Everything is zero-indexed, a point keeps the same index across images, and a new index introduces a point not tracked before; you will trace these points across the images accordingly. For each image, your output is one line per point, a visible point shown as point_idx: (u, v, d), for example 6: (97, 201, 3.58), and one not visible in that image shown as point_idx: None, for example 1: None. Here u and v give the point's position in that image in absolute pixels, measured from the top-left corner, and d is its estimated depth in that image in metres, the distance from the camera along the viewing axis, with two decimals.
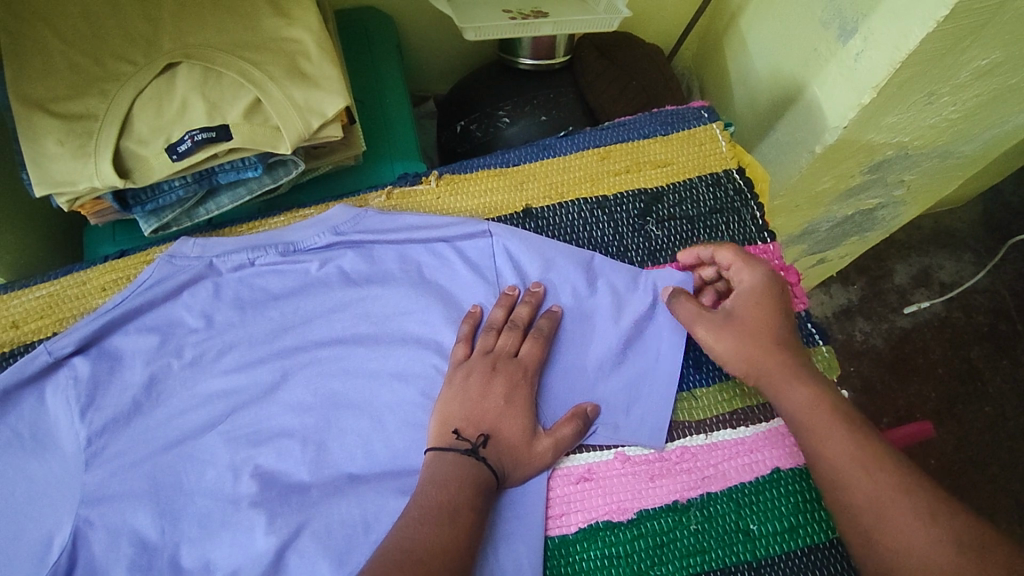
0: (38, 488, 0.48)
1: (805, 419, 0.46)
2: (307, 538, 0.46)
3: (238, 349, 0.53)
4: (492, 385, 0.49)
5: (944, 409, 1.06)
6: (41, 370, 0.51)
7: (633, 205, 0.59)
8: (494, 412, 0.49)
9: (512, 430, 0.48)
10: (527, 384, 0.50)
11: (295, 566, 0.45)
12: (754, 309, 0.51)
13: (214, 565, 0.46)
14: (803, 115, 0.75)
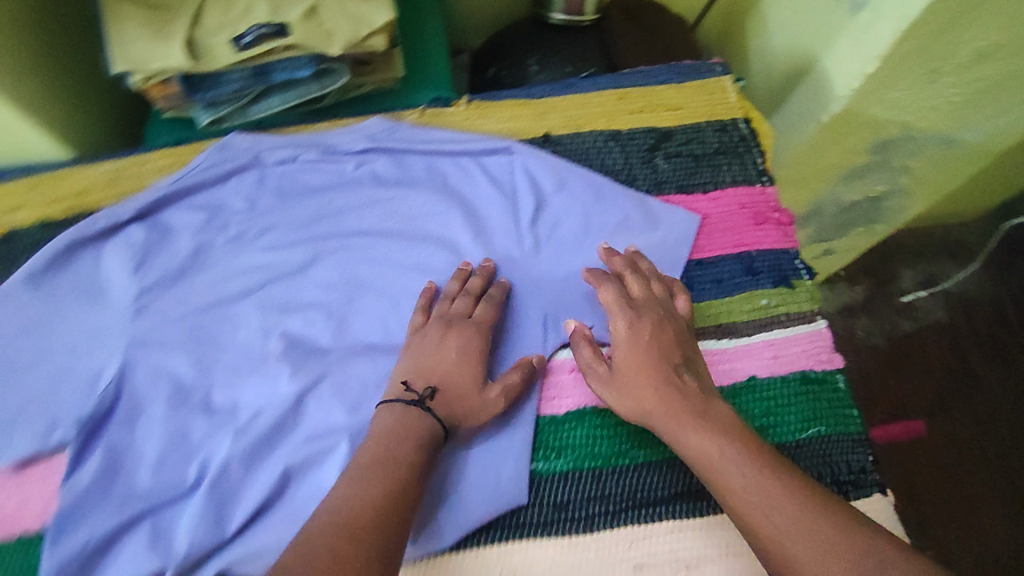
0: (92, 329, 0.55)
1: (708, 453, 0.44)
2: (326, 387, 0.52)
3: (277, 230, 0.58)
4: (443, 342, 0.51)
5: (938, 408, 1.09)
6: (104, 230, 0.57)
7: (644, 140, 0.63)
8: (442, 366, 0.50)
9: (461, 379, 0.50)
10: (475, 339, 0.52)
11: (314, 409, 0.51)
12: (636, 356, 0.50)
13: (241, 405, 0.51)
14: (813, 87, 0.79)
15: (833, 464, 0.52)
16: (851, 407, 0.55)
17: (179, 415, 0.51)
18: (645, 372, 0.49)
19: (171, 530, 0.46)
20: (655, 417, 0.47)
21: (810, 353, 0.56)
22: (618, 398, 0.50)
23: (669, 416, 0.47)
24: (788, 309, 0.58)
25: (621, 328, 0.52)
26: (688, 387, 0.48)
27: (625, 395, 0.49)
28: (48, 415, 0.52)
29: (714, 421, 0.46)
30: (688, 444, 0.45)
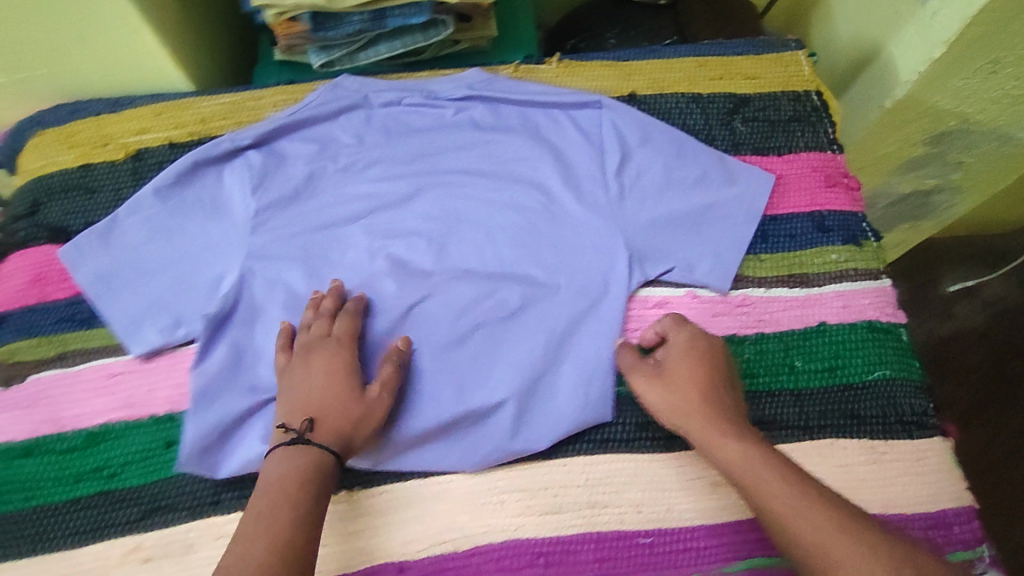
0: (212, 241, 0.59)
1: (743, 462, 0.47)
2: (432, 302, 0.57)
3: (382, 165, 0.63)
4: (306, 379, 0.51)
5: (973, 414, 1.12)
6: (227, 152, 0.61)
7: (723, 104, 0.67)
8: (311, 403, 0.50)
9: (335, 404, 0.50)
10: (333, 359, 0.52)
11: (421, 317, 0.57)
12: (687, 363, 0.52)
13: (352, 313, 0.57)
14: (878, 73, 0.82)
15: (896, 404, 0.56)
16: (913, 356, 0.59)
17: (296, 320, 0.57)
18: (693, 379, 0.52)
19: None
20: (693, 426, 0.50)
21: (878, 305, 0.60)
22: (661, 395, 0.52)
23: (704, 427, 0.50)
24: (856, 265, 0.61)
25: (677, 336, 0.54)
26: (728, 405, 0.51)
27: (670, 394, 0.52)
28: (171, 314, 0.57)
29: (746, 434, 0.49)
30: (722, 451, 0.48)
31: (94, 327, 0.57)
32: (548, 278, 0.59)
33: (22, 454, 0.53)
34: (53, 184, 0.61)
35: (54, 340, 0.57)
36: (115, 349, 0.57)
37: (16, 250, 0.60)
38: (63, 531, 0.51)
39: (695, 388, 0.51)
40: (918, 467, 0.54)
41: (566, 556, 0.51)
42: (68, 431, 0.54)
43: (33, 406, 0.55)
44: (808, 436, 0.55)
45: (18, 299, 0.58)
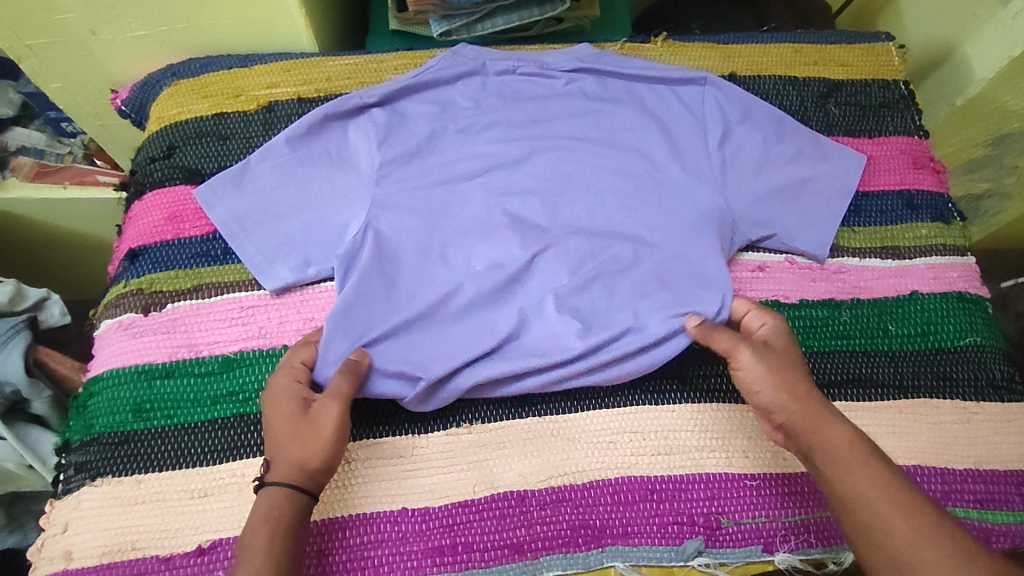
0: (339, 190, 0.63)
1: (836, 455, 0.46)
2: (553, 254, 0.61)
3: (497, 128, 0.67)
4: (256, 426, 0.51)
5: None
6: (354, 108, 0.65)
7: (817, 88, 0.71)
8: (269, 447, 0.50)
9: (280, 443, 0.50)
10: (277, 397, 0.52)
11: (543, 268, 0.61)
12: (783, 345, 0.53)
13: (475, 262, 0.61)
14: (950, 72, 0.87)
15: (986, 369, 0.59)
16: (997, 328, 0.62)
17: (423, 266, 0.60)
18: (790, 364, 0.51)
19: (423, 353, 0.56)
20: (800, 411, 0.48)
21: (966, 277, 0.63)
22: (766, 369, 0.50)
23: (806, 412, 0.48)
24: (944, 242, 0.65)
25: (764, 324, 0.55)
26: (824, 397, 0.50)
27: (776, 371, 0.50)
28: (300, 254, 0.61)
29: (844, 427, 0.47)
30: (821, 438, 0.47)
31: (227, 263, 0.61)
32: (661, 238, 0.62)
33: (162, 375, 0.56)
34: (187, 130, 0.66)
35: (189, 273, 0.60)
36: (247, 283, 0.60)
37: (152, 189, 0.64)
38: (200, 448, 0.54)
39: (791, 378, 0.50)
40: (1008, 428, 0.57)
41: (677, 493, 0.54)
42: (205, 356, 0.57)
43: (170, 332, 0.58)
44: (903, 395, 0.58)
45: (154, 234, 0.62)
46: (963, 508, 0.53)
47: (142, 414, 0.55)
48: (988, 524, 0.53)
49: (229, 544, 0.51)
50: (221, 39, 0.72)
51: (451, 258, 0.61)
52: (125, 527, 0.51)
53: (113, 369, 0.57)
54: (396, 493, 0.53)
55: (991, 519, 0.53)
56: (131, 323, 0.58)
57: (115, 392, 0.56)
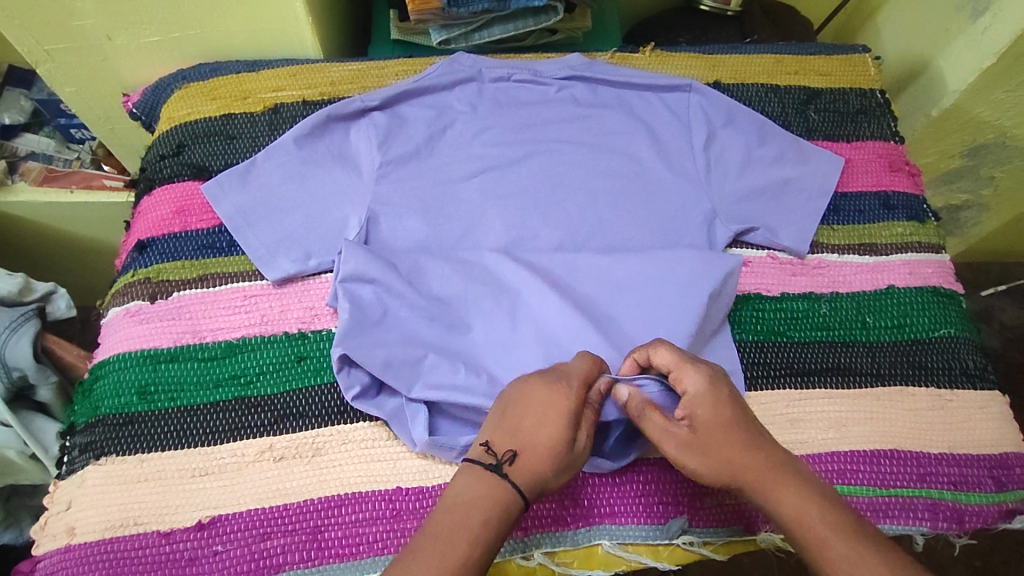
0: (341, 188, 0.66)
1: (806, 515, 0.45)
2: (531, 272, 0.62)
3: (492, 131, 0.70)
4: (535, 402, 0.49)
5: None
6: (356, 111, 0.68)
7: (798, 95, 0.75)
8: (532, 430, 0.48)
9: (536, 440, 0.48)
10: (574, 392, 0.50)
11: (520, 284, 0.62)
12: (712, 414, 0.49)
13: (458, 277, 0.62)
14: (926, 83, 0.90)
15: (961, 358, 0.61)
16: (971, 321, 0.64)
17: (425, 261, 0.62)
18: (726, 432, 0.49)
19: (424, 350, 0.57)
20: (750, 475, 0.47)
21: (941, 272, 0.66)
22: (699, 456, 0.49)
23: (759, 473, 0.47)
24: (920, 239, 0.68)
25: (692, 386, 0.50)
26: (773, 444, 0.49)
27: (710, 456, 0.48)
28: (302, 247, 0.63)
29: (803, 476, 0.48)
30: (783, 501, 0.46)
31: (232, 254, 0.64)
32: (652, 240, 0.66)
33: (167, 359, 0.58)
34: (196, 129, 0.69)
35: (195, 263, 0.63)
36: (251, 274, 0.63)
37: (161, 184, 0.67)
38: (201, 429, 0.56)
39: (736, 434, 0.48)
40: (982, 413, 0.59)
41: (662, 475, 0.56)
42: (209, 342, 0.59)
43: (176, 318, 0.60)
44: (880, 382, 0.60)
45: (162, 227, 0.65)
46: (938, 490, 0.55)
47: (147, 397, 0.57)
48: (961, 505, 0.55)
49: (228, 519, 0.52)
50: (229, 44, 0.75)
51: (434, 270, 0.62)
52: (128, 503, 0.52)
53: (119, 354, 0.59)
54: (349, 455, 0.55)
55: (965, 499, 0.55)
56: (138, 310, 0.60)
57: (120, 375, 0.58)
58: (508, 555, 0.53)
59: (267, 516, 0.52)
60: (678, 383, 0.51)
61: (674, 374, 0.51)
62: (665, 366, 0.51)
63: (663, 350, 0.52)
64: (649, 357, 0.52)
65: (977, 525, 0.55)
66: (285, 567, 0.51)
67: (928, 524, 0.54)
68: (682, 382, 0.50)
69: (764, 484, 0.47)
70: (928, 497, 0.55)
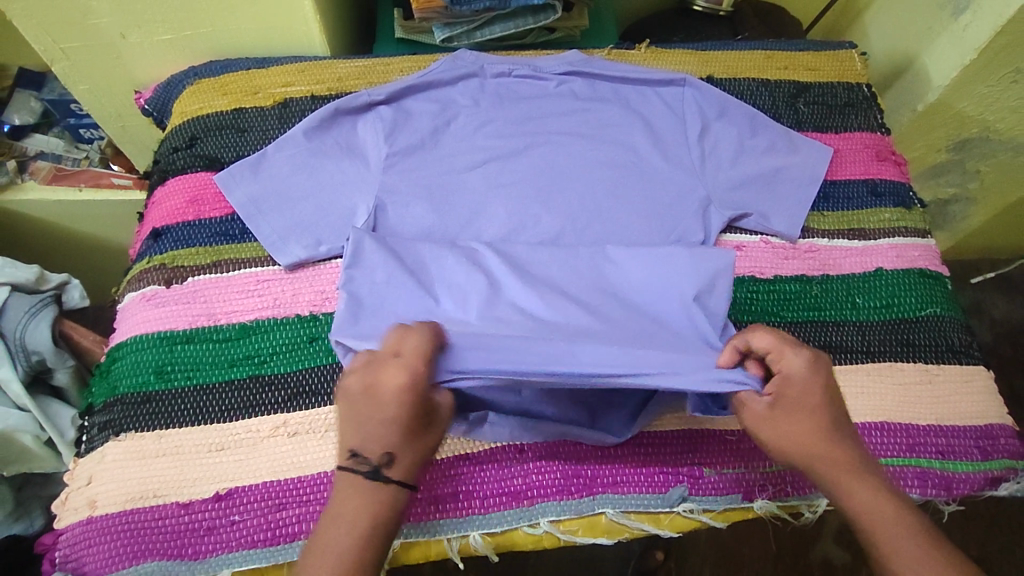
0: (350, 178, 0.68)
1: (872, 511, 0.48)
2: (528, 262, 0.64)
3: (494, 124, 0.73)
4: (384, 395, 0.48)
5: None
6: (363, 105, 0.71)
7: (788, 89, 0.78)
8: (386, 424, 0.48)
9: (396, 435, 0.48)
10: (418, 373, 0.48)
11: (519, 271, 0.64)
12: (803, 397, 0.50)
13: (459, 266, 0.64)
14: (911, 79, 0.94)
15: (947, 335, 0.64)
16: (957, 301, 0.67)
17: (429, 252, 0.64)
18: (814, 420, 0.50)
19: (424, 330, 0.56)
20: (829, 466, 0.50)
21: (928, 255, 0.69)
22: (783, 435, 0.50)
23: (837, 465, 0.50)
24: (907, 224, 0.70)
25: (789, 368, 0.50)
26: (851, 436, 0.51)
27: (793, 437, 0.50)
28: (313, 234, 0.66)
29: (873, 472, 0.50)
30: (856, 495, 0.49)
31: (245, 241, 0.66)
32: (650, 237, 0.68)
33: (183, 341, 0.60)
34: (209, 123, 0.72)
35: (209, 250, 0.65)
36: (264, 260, 0.65)
37: (175, 175, 0.69)
38: (217, 407, 0.57)
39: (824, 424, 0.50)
40: (967, 387, 0.62)
41: (662, 446, 0.58)
42: (224, 324, 0.61)
43: (192, 302, 0.62)
44: (870, 359, 0.62)
45: (176, 216, 0.67)
46: (926, 459, 0.58)
47: (164, 376, 0.59)
48: (949, 472, 0.57)
49: (245, 490, 0.54)
50: (240, 42, 0.78)
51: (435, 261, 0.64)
52: (147, 478, 0.54)
53: (137, 336, 0.60)
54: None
55: (952, 467, 0.57)
56: (154, 295, 0.62)
57: (138, 356, 0.60)
58: (514, 523, 0.55)
59: (283, 487, 0.54)
60: (778, 361, 0.51)
61: (774, 354, 0.51)
62: (764, 346, 0.51)
63: (763, 333, 0.51)
64: (746, 340, 0.51)
65: (963, 492, 0.57)
66: (301, 535, 0.53)
67: (917, 491, 0.56)
68: (783, 362, 0.50)
69: (840, 476, 0.49)
70: (918, 465, 0.57)
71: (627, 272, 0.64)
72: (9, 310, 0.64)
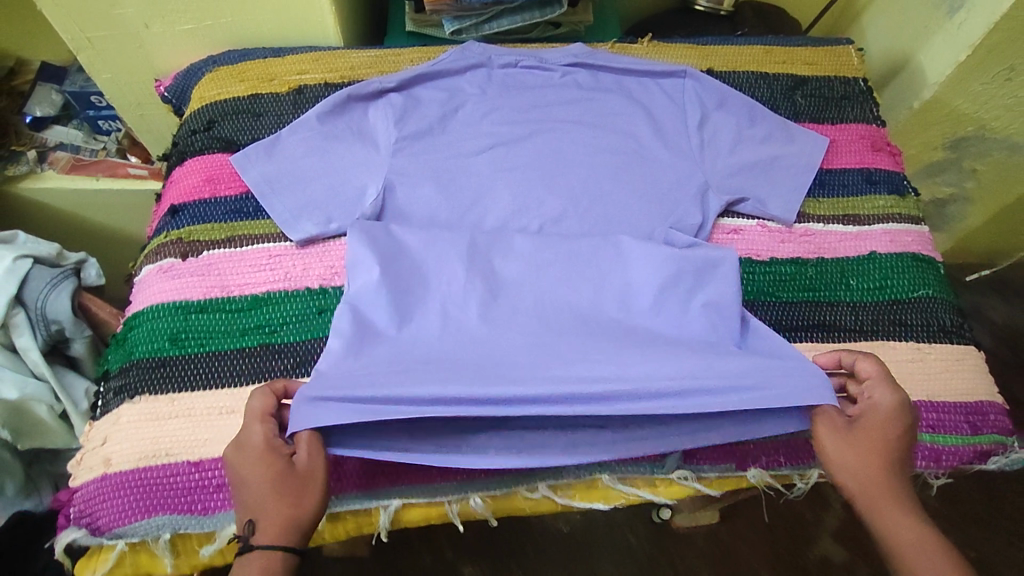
0: (361, 160, 0.71)
1: (914, 541, 0.50)
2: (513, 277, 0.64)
3: (500, 112, 0.76)
4: (238, 464, 0.51)
5: None
6: (375, 92, 0.74)
7: (785, 82, 0.80)
8: (245, 492, 0.50)
9: (259, 499, 0.49)
10: (261, 429, 0.52)
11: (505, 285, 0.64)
12: (879, 421, 0.55)
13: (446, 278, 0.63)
14: (908, 77, 0.96)
15: (938, 316, 0.66)
16: (949, 284, 0.69)
17: (430, 262, 0.64)
18: (882, 445, 0.54)
19: (424, 376, 0.55)
20: (878, 496, 0.52)
21: (920, 241, 0.71)
22: (845, 454, 0.54)
23: (883, 491, 0.52)
24: (901, 211, 0.72)
25: (876, 397, 0.56)
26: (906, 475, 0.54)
27: (856, 456, 0.53)
28: (324, 212, 0.68)
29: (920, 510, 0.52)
30: (900, 527, 0.51)
31: (258, 218, 0.68)
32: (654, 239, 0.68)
33: (197, 310, 0.62)
34: (226, 107, 0.75)
35: (223, 226, 0.67)
36: (277, 236, 0.67)
37: (193, 156, 0.72)
38: (229, 372, 0.60)
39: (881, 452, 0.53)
40: (957, 365, 0.63)
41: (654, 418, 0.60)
42: (236, 295, 0.64)
43: (206, 274, 0.64)
44: (862, 338, 0.64)
45: (193, 194, 0.69)
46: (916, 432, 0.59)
47: (178, 342, 0.61)
48: (938, 445, 0.59)
49: None
50: (257, 32, 0.81)
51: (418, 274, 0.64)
52: (160, 438, 0.56)
53: (153, 305, 0.63)
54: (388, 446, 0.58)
55: (941, 441, 0.59)
56: (170, 267, 0.65)
57: (154, 324, 0.62)
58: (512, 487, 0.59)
59: None
60: (869, 391, 0.56)
61: (869, 381, 0.56)
62: (867, 372, 0.57)
63: (870, 360, 0.57)
64: (855, 360, 0.58)
65: (952, 463, 0.59)
66: None
67: None
68: (873, 390, 0.56)
69: (883, 505, 0.52)
70: None
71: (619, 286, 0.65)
72: (32, 279, 0.67)
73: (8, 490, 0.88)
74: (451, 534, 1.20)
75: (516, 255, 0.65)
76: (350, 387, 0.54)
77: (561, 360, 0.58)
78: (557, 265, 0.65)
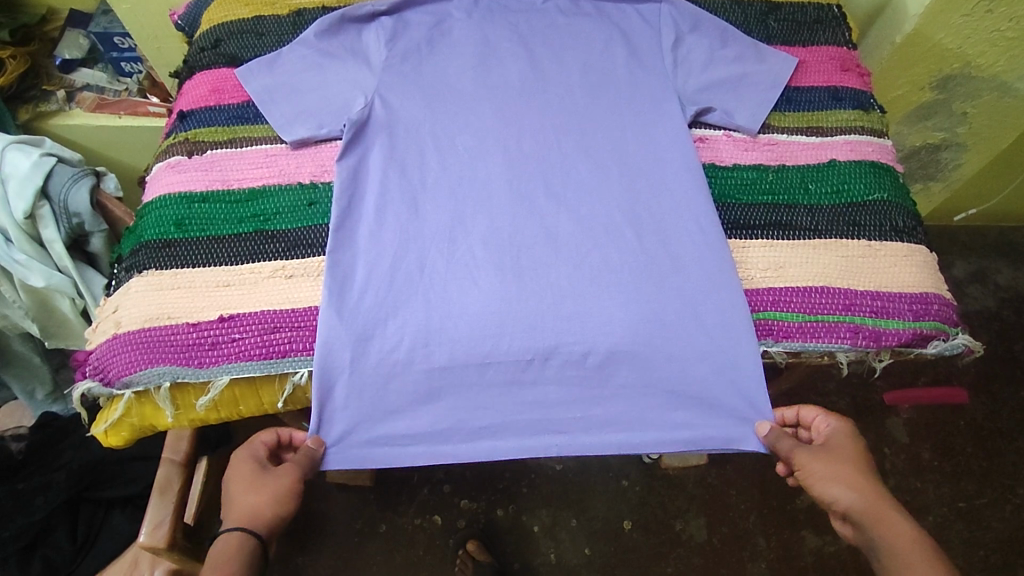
0: (349, 72, 0.75)
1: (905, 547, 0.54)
2: (488, 275, 0.66)
3: (485, 35, 0.80)
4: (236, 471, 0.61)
5: (981, 384, 1.32)
6: (368, 14, 0.78)
7: (759, 8, 0.83)
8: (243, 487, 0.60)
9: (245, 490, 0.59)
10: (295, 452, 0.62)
11: (483, 279, 0.66)
12: (843, 444, 0.61)
13: (428, 277, 0.66)
14: (890, 12, 0.98)
15: (891, 218, 0.69)
16: (906, 191, 0.73)
17: (409, 268, 0.66)
18: (851, 461, 0.59)
19: (413, 416, 0.63)
20: (871, 511, 0.56)
21: (882, 152, 0.74)
22: (823, 470, 0.58)
23: (875, 509, 0.56)
24: (864, 125, 0.75)
25: (828, 425, 0.63)
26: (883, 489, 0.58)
27: (832, 471, 0.58)
28: (316, 118, 0.73)
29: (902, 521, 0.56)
30: (898, 531, 0.55)
31: (257, 123, 0.74)
32: (640, 249, 0.68)
33: (200, 200, 0.69)
34: (232, 27, 0.81)
35: (225, 130, 0.74)
36: (274, 138, 0.73)
37: (201, 71, 0.78)
38: (226, 253, 0.66)
39: (851, 470, 0.58)
40: (906, 260, 0.67)
41: None
42: (236, 188, 0.70)
43: (208, 170, 0.71)
44: (817, 236, 0.68)
45: (199, 102, 0.76)
46: (860, 317, 0.64)
47: (183, 227, 0.67)
48: (880, 327, 0.64)
49: (247, 316, 0.63)
50: None
51: (393, 278, 0.65)
52: (165, 305, 0.63)
53: (161, 196, 0.69)
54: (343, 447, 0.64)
55: (884, 324, 0.64)
56: (177, 163, 0.71)
57: (162, 212, 0.68)
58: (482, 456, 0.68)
59: (278, 317, 0.63)
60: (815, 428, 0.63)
61: (817, 419, 0.63)
62: (810, 417, 0.64)
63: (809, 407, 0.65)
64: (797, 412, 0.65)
65: (892, 345, 0.64)
66: (291, 353, 0.62)
67: (848, 342, 0.63)
68: (822, 424, 0.63)
69: (877, 517, 0.56)
70: (852, 322, 0.64)
71: (586, 282, 0.66)
72: (56, 175, 0.74)
73: (38, 394, 1.01)
74: (450, 472, 1.21)
75: (496, 254, 0.67)
76: (370, 429, 0.63)
77: (537, 384, 0.64)
78: (526, 260, 0.67)
